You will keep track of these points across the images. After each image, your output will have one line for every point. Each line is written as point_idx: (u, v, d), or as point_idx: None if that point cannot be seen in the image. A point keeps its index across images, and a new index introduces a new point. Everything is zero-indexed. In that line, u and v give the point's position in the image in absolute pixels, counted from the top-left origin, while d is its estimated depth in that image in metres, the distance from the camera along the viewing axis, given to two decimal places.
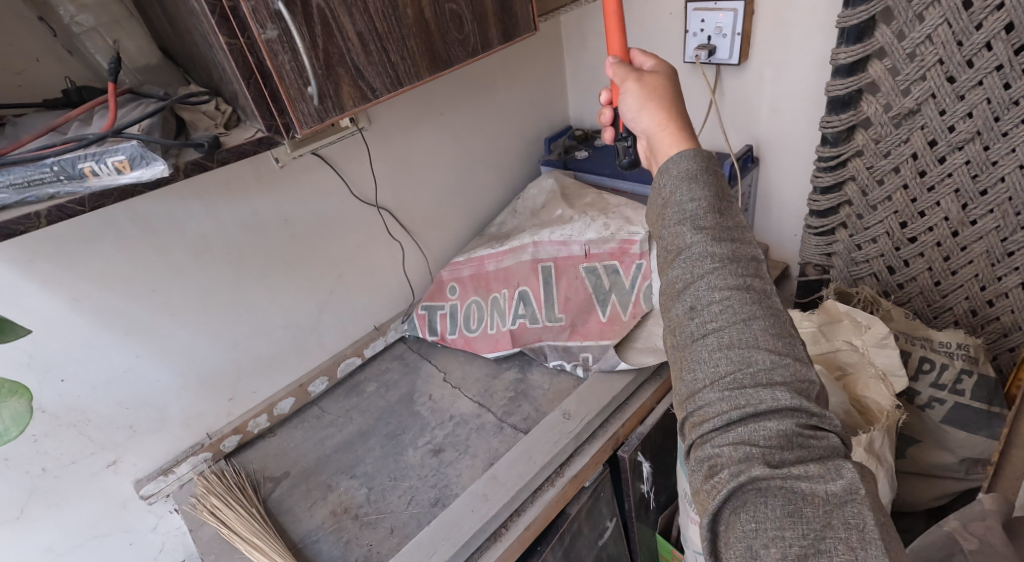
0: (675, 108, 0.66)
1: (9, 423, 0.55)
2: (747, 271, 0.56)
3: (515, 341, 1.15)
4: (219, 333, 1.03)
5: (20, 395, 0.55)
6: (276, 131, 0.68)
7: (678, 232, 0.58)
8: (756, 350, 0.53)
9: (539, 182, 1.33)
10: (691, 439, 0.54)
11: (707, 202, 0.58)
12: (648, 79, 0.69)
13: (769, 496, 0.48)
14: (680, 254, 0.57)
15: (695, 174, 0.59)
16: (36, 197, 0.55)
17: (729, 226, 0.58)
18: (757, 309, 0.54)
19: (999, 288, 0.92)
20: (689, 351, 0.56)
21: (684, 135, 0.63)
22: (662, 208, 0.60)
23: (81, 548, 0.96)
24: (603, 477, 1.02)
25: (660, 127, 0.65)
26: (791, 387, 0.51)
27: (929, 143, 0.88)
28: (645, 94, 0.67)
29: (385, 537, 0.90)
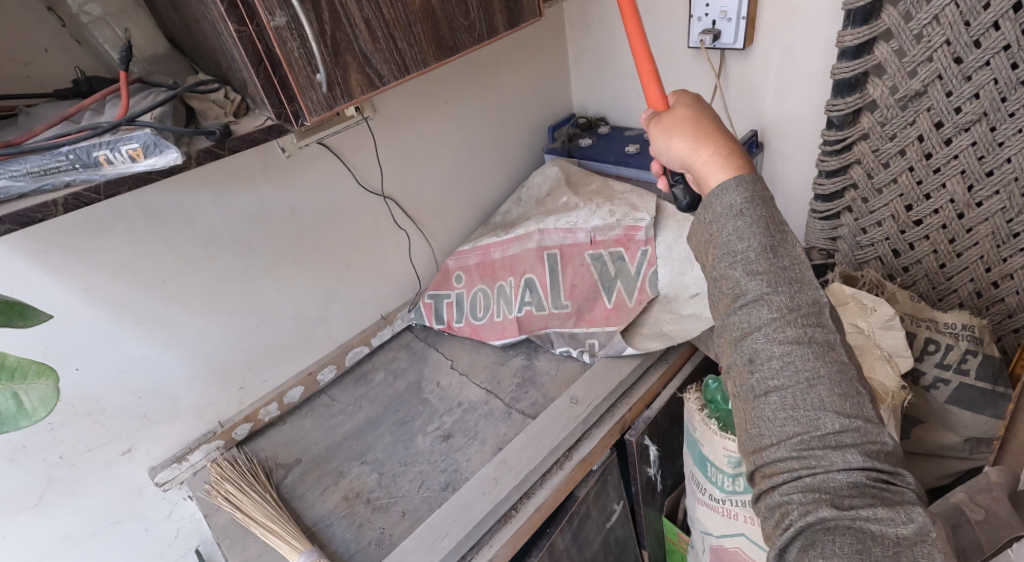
0: (705, 131, 0.66)
1: (36, 404, 0.52)
2: (809, 321, 0.58)
3: (522, 328, 1.16)
4: (228, 322, 1.04)
5: (46, 376, 0.53)
6: (285, 119, 0.68)
7: (722, 255, 0.60)
8: (823, 412, 0.55)
9: (543, 170, 1.33)
10: (758, 485, 0.57)
11: (742, 207, 0.60)
12: (670, 112, 0.69)
13: (837, 535, 0.51)
14: (737, 300, 0.59)
15: (743, 211, 0.60)
16: (52, 184, 0.56)
17: (786, 266, 0.59)
18: (820, 366, 0.56)
19: (1004, 269, 0.92)
20: (749, 405, 0.58)
21: (723, 162, 0.63)
22: (709, 243, 0.62)
23: (98, 535, 0.97)
24: (611, 461, 1.03)
25: (694, 159, 0.65)
26: (863, 448, 0.54)
27: (935, 125, 0.89)
28: (668, 129, 0.68)
29: (397, 520, 0.91)
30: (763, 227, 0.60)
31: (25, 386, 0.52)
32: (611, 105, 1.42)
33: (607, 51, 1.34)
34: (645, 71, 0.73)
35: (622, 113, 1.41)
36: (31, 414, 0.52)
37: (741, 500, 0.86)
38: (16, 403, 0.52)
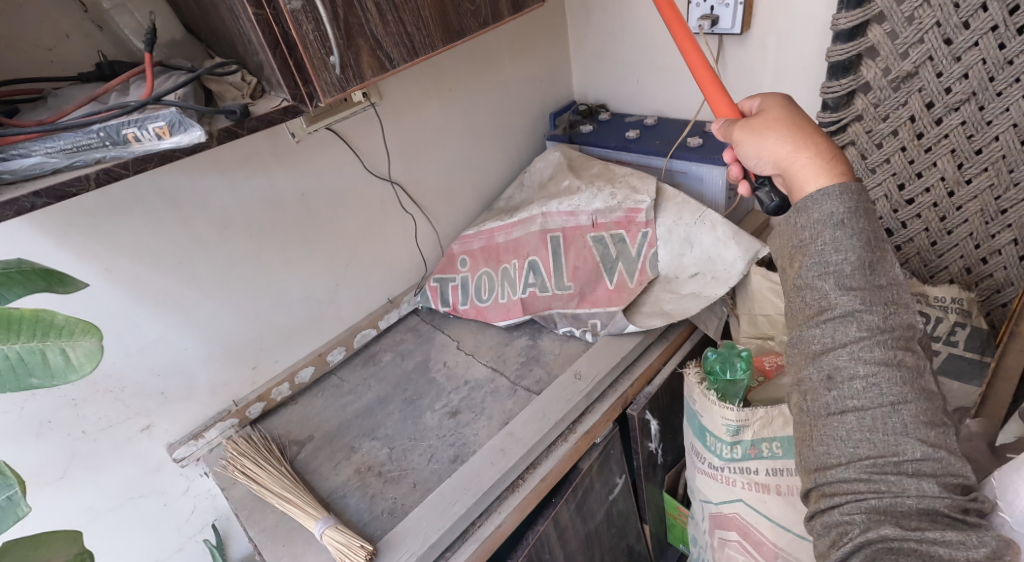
0: (799, 135, 0.68)
1: (82, 359, 0.47)
2: (898, 344, 0.58)
3: (526, 309, 1.19)
4: (241, 304, 1.07)
5: (91, 333, 0.48)
6: (300, 100, 0.71)
7: (813, 265, 0.61)
8: (905, 439, 0.55)
9: (546, 156, 1.36)
10: (817, 505, 0.58)
11: (844, 215, 0.61)
12: (761, 118, 0.72)
13: (901, 555, 0.51)
14: (823, 313, 0.59)
15: (844, 221, 0.60)
16: (84, 161, 0.59)
17: (882, 285, 0.59)
18: (907, 392, 0.56)
19: (993, 245, 0.95)
20: (821, 422, 0.58)
21: (824, 166, 0.64)
22: (798, 250, 0.62)
23: (119, 509, 1.01)
24: (613, 435, 1.07)
25: (788, 163, 0.67)
26: (940, 479, 0.54)
27: (926, 105, 0.92)
28: (759, 136, 0.70)
29: (409, 491, 0.95)
30: (864, 242, 0.60)
31: (72, 342, 0.47)
32: (612, 92, 1.45)
33: (608, 38, 1.37)
34: (713, 88, 0.81)
35: (623, 100, 1.44)
36: (78, 370, 0.47)
37: (739, 467, 0.89)
38: (65, 360, 0.47)
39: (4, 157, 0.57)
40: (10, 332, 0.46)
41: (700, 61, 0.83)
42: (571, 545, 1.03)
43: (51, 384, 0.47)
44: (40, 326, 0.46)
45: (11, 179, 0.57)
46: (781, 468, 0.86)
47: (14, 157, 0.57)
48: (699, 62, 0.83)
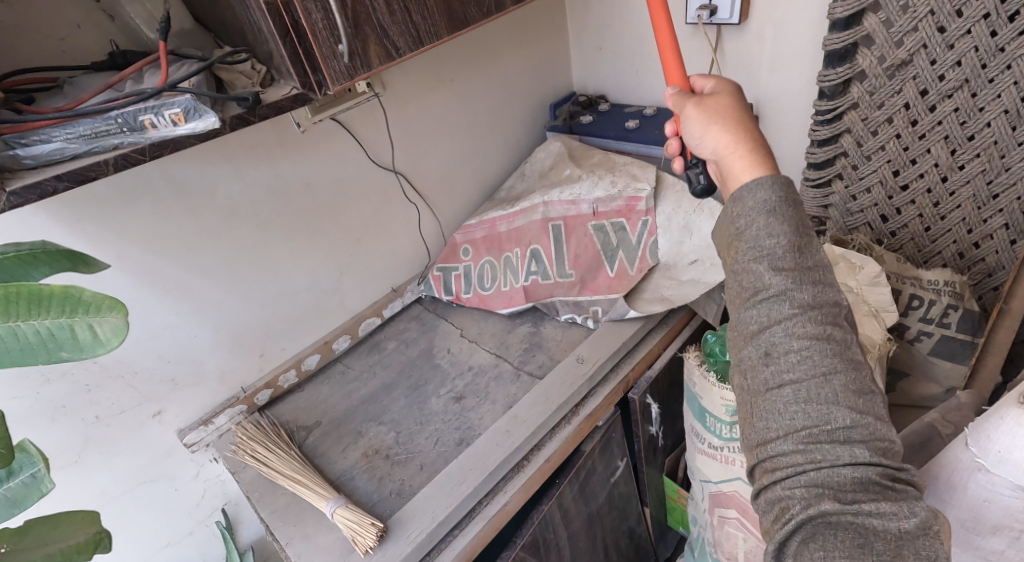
0: (741, 127, 0.68)
1: (109, 335, 0.49)
2: (827, 319, 0.58)
3: (528, 296, 1.21)
4: (248, 292, 1.09)
5: (118, 309, 0.49)
6: (310, 88, 0.72)
7: (747, 249, 0.61)
8: (836, 407, 0.55)
9: (547, 145, 1.37)
10: (760, 480, 0.57)
11: (775, 203, 0.61)
12: (710, 101, 0.71)
13: (837, 530, 0.51)
14: (755, 295, 0.60)
15: (776, 209, 0.61)
16: (102, 146, 0.61)
17: (810, 266, 0.60)
18: (837, 362, 0.56)
19: (985, 230, 0.98)
20: (761, 398, 0.58)
21: (756, 158, 0.65)
22: (734, 237, 0.63)
23: (131, 493, 1.03)
24: (615, 418, 1.09)
25: (727, 151, 0.67)
26: (870, 444, 0.54)
27: (920, 92, 0.94)
28: (705, 118, 0.70)
29: (416, 473, 0.97)
30: (793, 226, 0.60)
31: (99, 318, 0.49)
32: (611, 83, 1.46)
33: (607, 29, 1.38)
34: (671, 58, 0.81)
35: (622, 91, 1.45)
36: (106, 345, 0.49)
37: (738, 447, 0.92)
38: (93, 335, 0.49)
39: (26, 142, 0.58)
40: (41, 308, 0.47)
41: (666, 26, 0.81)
42: (574, 525, 1.05)
43: (81, 358, 0.49)
44: (68, 302, 0.48)
45: (34, 164, 0.59)
46: None
47: (36, 142, 0.58)
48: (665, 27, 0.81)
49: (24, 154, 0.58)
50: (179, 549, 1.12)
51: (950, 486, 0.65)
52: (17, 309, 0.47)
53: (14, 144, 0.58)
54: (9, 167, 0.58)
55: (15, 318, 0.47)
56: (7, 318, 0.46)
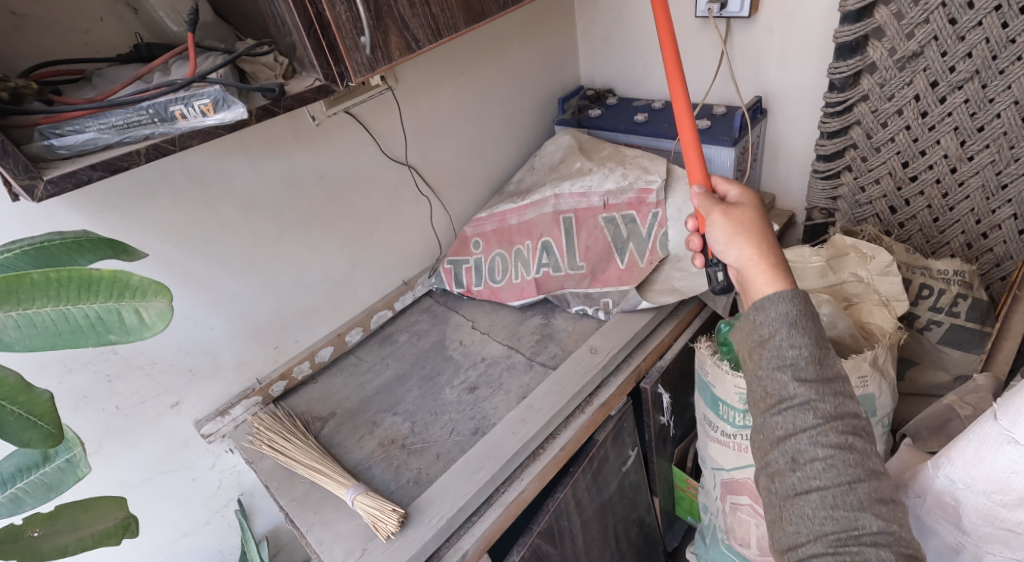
0: (765, 241, 0.69)
1: (154, 319, 0.51)
2: (850, 428, 0.57)
3: (540, 288, 1.22)
4: (264, 284, 1.10)
5: (162, 293, 0.51)
6: (332, 80, 0.73)
7: (771, 358, 0.60)
8: (863, 513, 0.53)
9: (556, 139, 1.38)
10: None
11: (796, 316, 0.61)
12: (736, 211, 0.73)
13: None
14: (780, 403, 0.58)
15: (796, 321, 0.61)
16: (133, 137, 0.62)
17: (831, 377, 0.59)
18: (862, 471, 0.55)
19: (993, 220, 1.01)
20: (788, 503, 0.56)
21: (778, 272, 0.65)
22: (758, 345, 0.62)
23: (150, 482, 1.04)
24: (627, 408, 1.10)
25: (751, 263, 0.68)
26: (896, 550, 0.52)
27: (930, 84, 0.96)
28: (731, 228, 0.72)
29: (432, 461, 0.98)
30: (812, 337, 0.60)
31: (145, 303, 0.51)
32: (619, 77, 1.47)
33: (616, 23, 1.39)
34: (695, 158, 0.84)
35: (630, 85, 1.46)
36: (151, 328, 0.51)
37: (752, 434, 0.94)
38: (139, 318, 0.50)
39: (60, 133, 0.60)
40: (90, 292, 0.49)
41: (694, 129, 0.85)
42: (587, 513, 1.06)
43: (128, 340, 0.51)
44: (117, 286, 0.50)
45: (67, 154, 0.60)
46: None
47: (70, 133, 0.60)
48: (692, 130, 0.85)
49: (59, 144, 0.60)
50: (196, 538, 1.13)
51: (977, 460, 0.60)
52: (68, 294, 0.49)
53: (49, 135, 0.60)
54: (44, 157, 0.60)
55: (67, 302, 0.49)
56: (59, 301, 0.49)
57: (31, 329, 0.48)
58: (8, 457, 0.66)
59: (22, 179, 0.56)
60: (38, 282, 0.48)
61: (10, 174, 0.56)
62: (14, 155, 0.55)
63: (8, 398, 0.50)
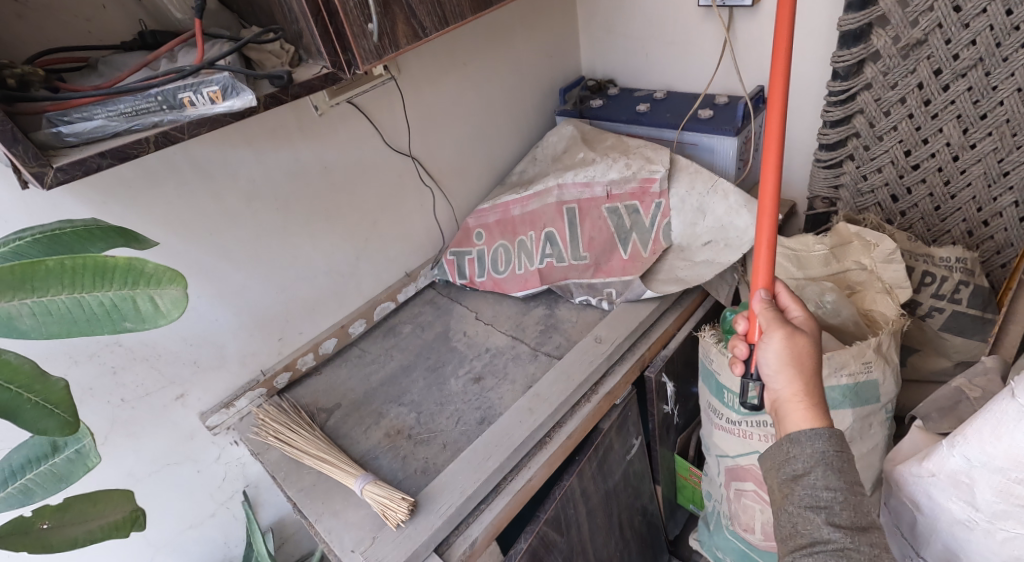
0: (814, 382, 0.67)
1: (170, 307, 0.51)
2: None
3: (545, 280, 1.21)
4: (268, 275, 1.10)
5: (177, 281, 0.51)
6: (339, 68, 0.72)
7: (803, 496, 0.60)
8: None
9: (558, 130, 1.38)
10: None
11: (831, 454, 0.61)
12: (800, 337, 0.70)
13: None
14: (813, 546, 0.57)
15: (832, 460, 0.60)
16: (143, 125, 0.62)
17: (866, 526, 0.57)
18: None
19: (994, 208, 1.02)
20: None
21: (816, 419, 0.63)
22: (789, 480, 0.62)
23: (156, 475, 1.04)
24: (632, 397, 1.11)
25: (791, 397, 0.66)
26: None
27: (934, 72, 0.97)
28: (790, 354, 0.68)
29: (439, 451, 0.98)
30: (847, 480, 0.59)
31: (159, 290, 0.50)
32: (619, 67, 1.47)
33: (617, 13, 1.39)
34: (763, 265, 0.78)
35: (632, 75, 1.46)
36: (167, 316, 0.51)
37: (757, 421, 0.93)
38: (154, 307, 0.50)
39: (69, 120, 0.60)
40: (105, 280, 0.49)
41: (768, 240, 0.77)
42: (592, 501, 1.06)
43: (144, 328, 0.51)
44: (131, 274, 0.49)
45: (76, 141, 0.60)
46: None
47: (78, 120, 0.60)
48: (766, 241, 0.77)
49: (67, 131, 0.60)
50: (202, 530, 1.14)
51: (994, 437, 0.61)
52: (83, 281, 0.48)
53: (57, 122, 0.60)
54: (52, 145, 0.60)
55: (81, 290, 0.48)
56: (73, 289, 0.48)
57: (47, 316, 0.48)
58: (17, 448, 0.66)
59: (32, 166, 0.56)
60: (53, 270, 0.47)
61: (19, 160, 0.55)
62: (23, 143, 0.55)
63: (23, 386, 0.50)
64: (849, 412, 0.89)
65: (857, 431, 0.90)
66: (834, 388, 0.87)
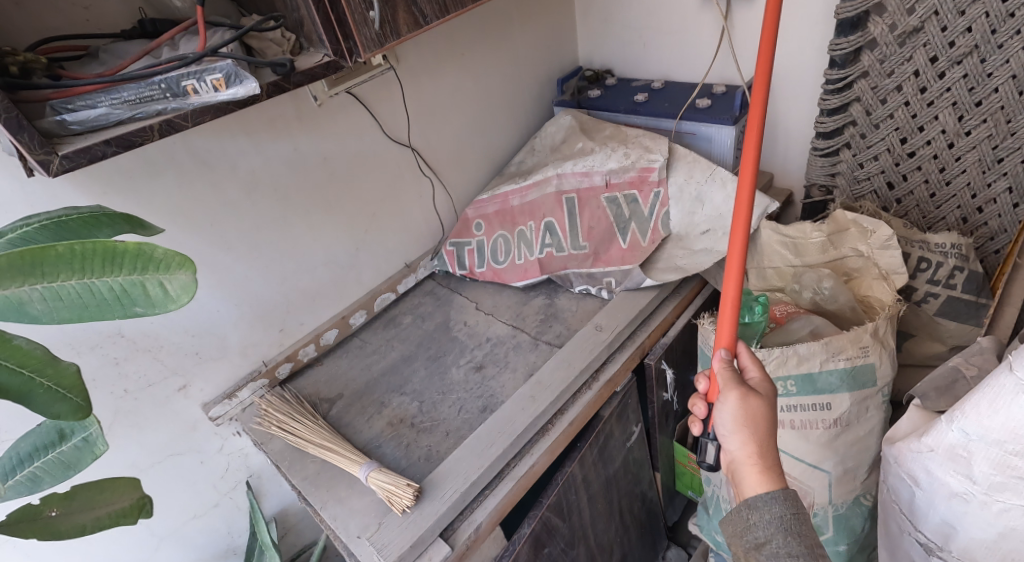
0: (768, 444, 0.66)
1: (178, 292, 0.51)
2: None
3: (544, 268, 1.23)
4: (269, 266, 1.10)
5: (186, 267, 0.51)
6: (341, 55, 0.72)
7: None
8: None
9: (557, 120, 1.38)
10: None
11: (789, 518, 0.60)
12: (755, 398, 0.69)
13: None
14: None
15: (792, 526, 0.60)
16: (146, 113, 0.62)
17: None
18: None
19: (989, 194, 1.03)
20: None
21: (771, 483, 0.63)
22: (753, 548, 0.60)
23: (160, 465, 1.04)
24: (632, 385, 1.12)
25: (746, 460, 0.65)
26: None
27: (930, 60, 0.98)
28: (744, 415, 0.67)
29: (442, 439, 0.99)
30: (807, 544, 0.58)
31: (168, 275, 0.51)
32: (617, 57, 1.47)
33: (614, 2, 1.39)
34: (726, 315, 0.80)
35: (629, 65, 1.46)
36: (176, 301, 0.51)
37: None
38: (164, 292, 0.51)
39: (72, 108, 0.60)
40: (114, 265, 0.49)
41: (734, 295, 0.80)
42: (593, 487, 1.08)
43: (154, 314, 0.51)
44: (141, 259, 0.50)
45: (80, 130, 0.60)
46: (795, 404, 0.90)
47: (82, 108, 0.60)
48: (732, 296, 0.80)
49: (71, 120, 0.59)
50: (205, 521, 1.14)
51: (991, 410, 0.62)
52: (92, 267, 0.49)
53: (61, 110, 0.60)
54: (57, 134, 0.59)
55: (91, 275, 0.49)
56: (83, 275, 0.49)
57: (57, 302, 0.49)
58: (25, 436, 0.66)
59: (38, 153, 0.56)
60: (63, 255, 0.48)
61: (26, 148, 0.55)
62: (28, 130, 0.55)
63: (35, 370, 0.50)
64: (847, 396, 0.90)
65: (854, 415, 0.91)
66: (832, 372, 0.89)
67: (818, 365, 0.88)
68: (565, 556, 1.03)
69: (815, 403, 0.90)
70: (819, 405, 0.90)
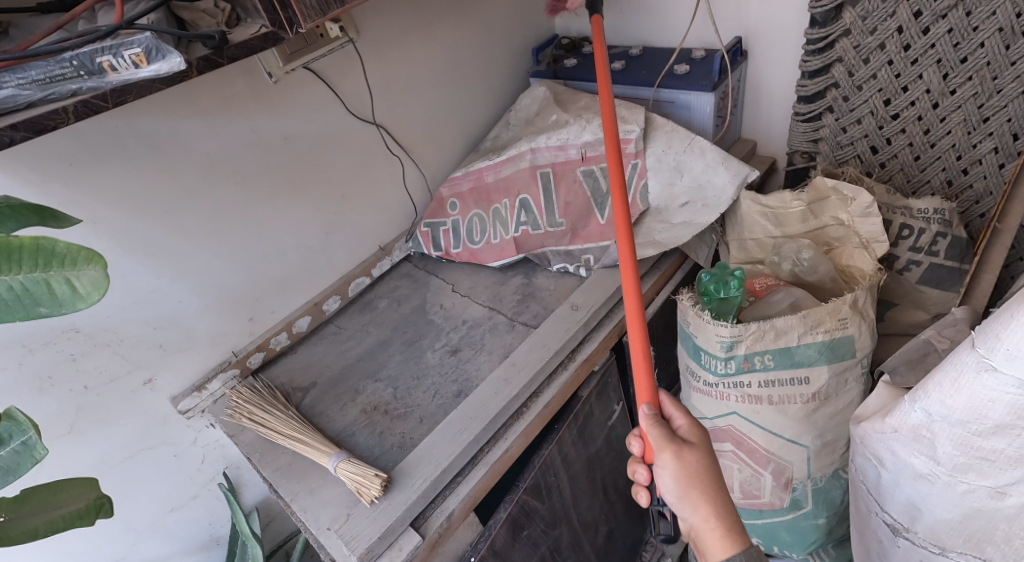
0: (719, 497, 0.64)
1: (88, 289, 0.49)
2: None
3: (520, 248, 1.20)
4: (233, 253, 1.06)
5: (95, 262, 0.48)
6: (280, 26, 0.66)
7: None
8: None
9: (531, 91, 1.34)
10: None
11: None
12: (689, 453, 0.66)
13: None
14: None
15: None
16: (59, 93, 0.58)
17: None
18: None
19: (974, 155, 1.00)
20: None
21: (734, 544, 0.62)
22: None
23: (131, 460, 1.02)
24: (611, 363, 1.10)
25: (705, 526, 0.63)
26: None
27: (914, 15, 0.93)
28: (686, 478, 0.64)
29: (416, 425, 0.97)
30: None
31: (76, 272, 0.48)
32: None
33: None
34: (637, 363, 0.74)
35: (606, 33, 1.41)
36: (87, 299, 0.49)
37: (734, 382, 0.91)
38: (71, 289, 0.48)
39: None
40: (12, 263, 0.46)
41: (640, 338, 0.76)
42: (574, 467, 1.06)
43: (61, 312, 0.49)
44: (42, 255, 0.47)
45: None
46: (774, 379, 0.88)
47: None
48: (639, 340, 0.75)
49: None
50: (185, 513, 1.13)
51: (953, 388, 0.60)
52: None
53: None
54: None
55: None
56: None
57: None
58: None
59: None
60: None
61: None
62: None
63: None
64: (826, 369, 0.87)
65: (833, 388, 0.88)
66: (810, 345, 0.86)
67: (796, 339, 0.86)
68: (546, 537, 1.02)
69: (793, 377, 0.88)
70: (797, 379, 0.88)
